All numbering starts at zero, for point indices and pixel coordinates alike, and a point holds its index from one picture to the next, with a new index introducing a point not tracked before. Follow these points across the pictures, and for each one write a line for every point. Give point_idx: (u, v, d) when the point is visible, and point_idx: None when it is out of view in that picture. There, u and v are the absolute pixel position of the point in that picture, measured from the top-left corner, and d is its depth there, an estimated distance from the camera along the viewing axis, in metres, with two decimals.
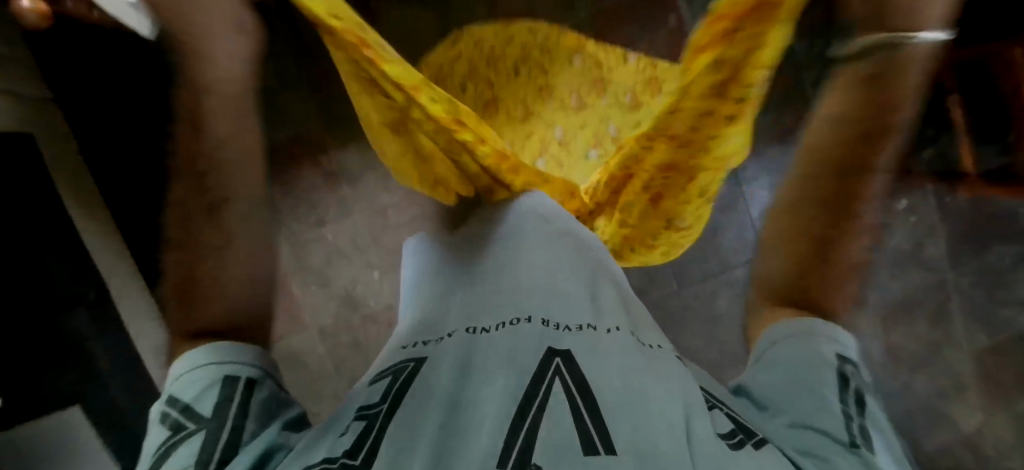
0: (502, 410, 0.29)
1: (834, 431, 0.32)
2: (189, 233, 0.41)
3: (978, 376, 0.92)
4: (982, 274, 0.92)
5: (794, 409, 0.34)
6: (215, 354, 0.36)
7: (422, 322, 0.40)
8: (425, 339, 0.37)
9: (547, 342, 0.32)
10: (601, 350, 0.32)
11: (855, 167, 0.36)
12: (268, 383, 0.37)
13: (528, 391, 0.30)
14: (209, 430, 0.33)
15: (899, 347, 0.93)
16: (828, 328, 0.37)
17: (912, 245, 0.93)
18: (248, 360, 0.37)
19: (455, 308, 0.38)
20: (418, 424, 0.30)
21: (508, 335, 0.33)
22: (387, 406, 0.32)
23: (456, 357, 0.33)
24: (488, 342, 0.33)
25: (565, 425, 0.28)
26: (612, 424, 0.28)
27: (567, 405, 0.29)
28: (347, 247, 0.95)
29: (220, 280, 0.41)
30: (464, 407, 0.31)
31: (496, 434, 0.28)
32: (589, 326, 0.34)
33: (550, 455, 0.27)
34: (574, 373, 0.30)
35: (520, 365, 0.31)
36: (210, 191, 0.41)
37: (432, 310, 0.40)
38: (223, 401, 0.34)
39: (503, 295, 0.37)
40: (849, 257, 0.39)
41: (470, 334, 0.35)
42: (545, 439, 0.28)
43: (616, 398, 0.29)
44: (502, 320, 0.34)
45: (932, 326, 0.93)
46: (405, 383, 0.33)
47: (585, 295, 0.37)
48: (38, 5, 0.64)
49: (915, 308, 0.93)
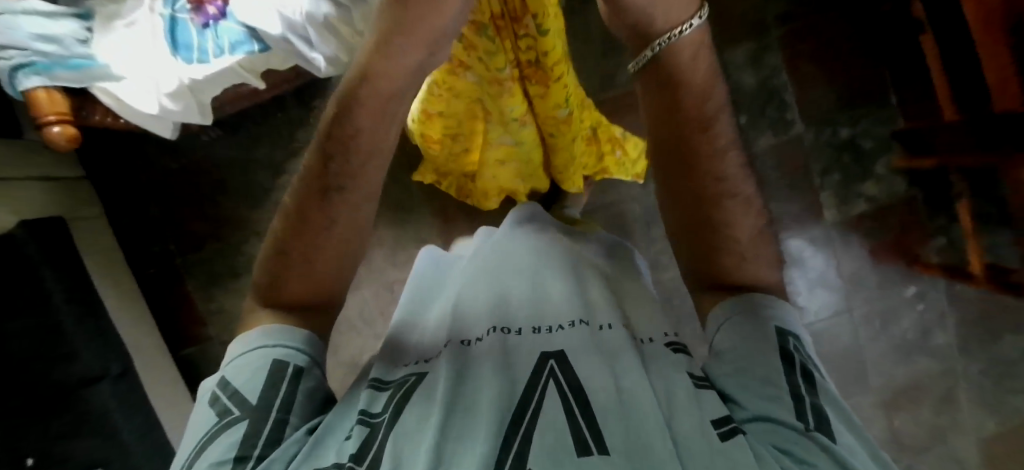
0: (496, 417, 0.29)
1: (787, 417, 0.30)
2: (307, 218, 0.36)
3: (982, 463, 0.91)
4: (990, 364, 0.91)
5: (747, 396, 0.32)
6: (269, 338, 0.36)
7: (410, 338, 0.40)
8: (424, 356, 0.37)
9: (539, 349, 0.33)
10: (591, 346, 0.33)
11: (685, 139, 0.38)
12: (310, 375, 0.36)
13: (522, 402, 0.30)
14: (253, 418, 0.33)
15: (903, 434, 0.92)
16: (765, 303, 0.35)
17: (918, 334, 0.92)
18: (299, 344, 0.36)
19: (450, 318, 0.39)
20: (417, 431, 0.30)
21: (498, 344, 0.34)
22: (388, 415, 0.32)
23: (451, 367, 0.34)
24: (482, 356, 0.34)
25: (559, 424, 0.28)
26: (604, 426, 0.28)
27: (561, 406, 0.29)
28: (357, 320, 0.96)
29: (333, 264, 0.38)
30: (460, 413, 0.31)
31: (493, 439, 0.28)
32: (580, 322, 0.35)
33: (545, 457, 0.27)
34: (567, 374, 0.31)
35: (514, 376, 0.32)
36: (330, 184, 0.35)
37: (424, 317, 0.41)
38: (269, 388, 0.34)
39: (494, 304, 0.38)
40: (745, 228, 0.38)
41: (464, 345, 0.36)
42: (542, 442, 0.28)
43: (607, 396, 0.30)
44: (493, 328, 0.36)
45: (936, 413, 0.92)
46: (407, 393, 0.34)
47: (576, 294, 0.38)
48: (68, 130, 0.72)
49: (921, 394, 0.92)
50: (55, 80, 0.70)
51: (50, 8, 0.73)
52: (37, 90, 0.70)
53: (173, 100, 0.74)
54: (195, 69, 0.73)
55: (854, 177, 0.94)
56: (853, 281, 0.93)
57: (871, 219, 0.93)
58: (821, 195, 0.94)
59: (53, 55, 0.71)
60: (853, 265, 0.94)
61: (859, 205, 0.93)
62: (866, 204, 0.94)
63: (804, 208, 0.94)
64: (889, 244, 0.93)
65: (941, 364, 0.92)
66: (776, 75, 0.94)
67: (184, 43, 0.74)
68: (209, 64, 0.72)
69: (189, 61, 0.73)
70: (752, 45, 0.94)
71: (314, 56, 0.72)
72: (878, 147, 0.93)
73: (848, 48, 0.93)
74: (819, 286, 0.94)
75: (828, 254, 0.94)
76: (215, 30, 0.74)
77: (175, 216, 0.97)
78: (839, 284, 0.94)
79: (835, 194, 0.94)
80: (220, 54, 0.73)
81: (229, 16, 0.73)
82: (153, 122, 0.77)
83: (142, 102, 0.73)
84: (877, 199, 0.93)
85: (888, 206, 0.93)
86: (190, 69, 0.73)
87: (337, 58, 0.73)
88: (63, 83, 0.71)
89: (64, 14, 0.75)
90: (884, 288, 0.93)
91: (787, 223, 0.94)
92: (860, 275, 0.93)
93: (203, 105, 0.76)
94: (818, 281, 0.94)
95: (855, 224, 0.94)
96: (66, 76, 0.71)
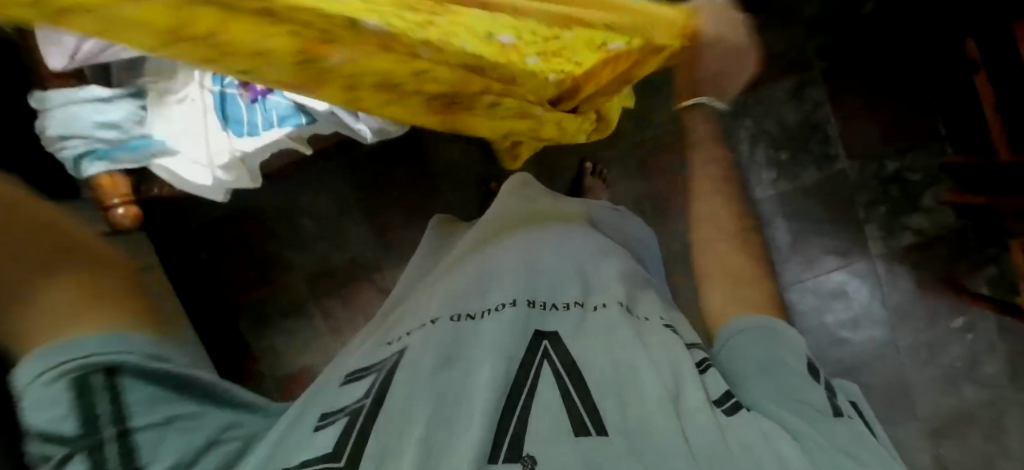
0: (489, 402, 0.31)
1: (822, 405, 0.41)
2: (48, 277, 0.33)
3: None
4: None
5: (788, 390, 0.42)
6: (54, 356, 0.34)
7: (404, 317, 0.44)
8: (409, 331, 0.41)
9: (535, 329, 0.38)
10: (584, 328, 0.39)
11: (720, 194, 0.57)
12: (127, 370, 0.36)
13: (514, 384, 0.33)
14: (87, 445, 0.35)
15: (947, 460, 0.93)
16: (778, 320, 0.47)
17: (968, 365, 0.93)
18: (90, 348, 0.35)
19: (444, 298, 0.43)
20: (405, 414, 0.33)
21: (494, 321, 0.38)
22: (370, 403, 0.35)
23: (440, 343, 0.36)
24: (471, 333, 0.39)
25: (556, 404, 0.32)
26: (601, 408, 0.32)
27: (556, 384, 0.34)
28: None
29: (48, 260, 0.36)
30: (451, 397, 0.33)
31: (488, 425, 0.30)
32: (576, 304, 0.43)
33: (547, 434, 0.30)
34: (560, 354, 0.36)
35: (507, 347, 0.35)
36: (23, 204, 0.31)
37: (428, 294, 0.46)
38: (85, 408, 0.35)
39: (480, 289, 0.44)
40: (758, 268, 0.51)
41: (455, 321, 0.39)
42: (538, 421, 0.31)
43: (601, 375, 0.35)
44: (487, 307, 0.41)
45: (988, 442, 0.92)
46: (387, 379, 0.36)
47: (576, 282, 0.45)
48: (131, 210, 0.80)
49: (965, 419, 0.93)
50: (117, 164, 0.75)
51: (107, 92, 0.73)
52: (99, 172, 0.75)
53: (225, 170, 0.76)
54: (246, 142, 0.74)
55: (896, 209, 0.93)
56: (899, 314, 0.94)
57: (919, 252, 0.93)
58: (864, 228, 0.94)
59: (114, 140, 0.73)
60: (899, 295, 0.94)
61: (904, 237, 0.93)
62: (913, 236, 0.93)
63: (850, 243, 0.95)
64: (937, 274, 0.93)
65: (994, 396, 0.92)
66: (818, 110, 0.94)
67: (233, 115, 0.74)
68: (259, 141, 0.74)
69: (242, 135, 0.74)
70: (793, 80, 0.94)
71: (360, 127, 0.74)
72: (924, 180, 0.92)
73: (895, 81, 0.91)
74: (864, 318, 0.95)
75: (874, 286, 0.95)
76: (264, 104, 0.74)
77: (263, 223, 1.09)
78: (882, 314, 0.95)
79: (880, 227, 0.94)
80: (270, 128, 0.74)
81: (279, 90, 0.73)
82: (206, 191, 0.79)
83: (198, 176, 0.76)
84: (924, 231, 0.93)
85: (936, 237, 0.92)
86: (242, 141, 0.75)
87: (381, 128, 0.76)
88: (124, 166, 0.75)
89: (120, 94, 0.74)
90: (933, 321, 0.93)
91: (833, 257, 0.95)
92: (902, 307, 0.94)
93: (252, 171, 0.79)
94: (863, 313, 0.95)
95: (902, 257, 0.94)
96: (127, 158, 0.75)
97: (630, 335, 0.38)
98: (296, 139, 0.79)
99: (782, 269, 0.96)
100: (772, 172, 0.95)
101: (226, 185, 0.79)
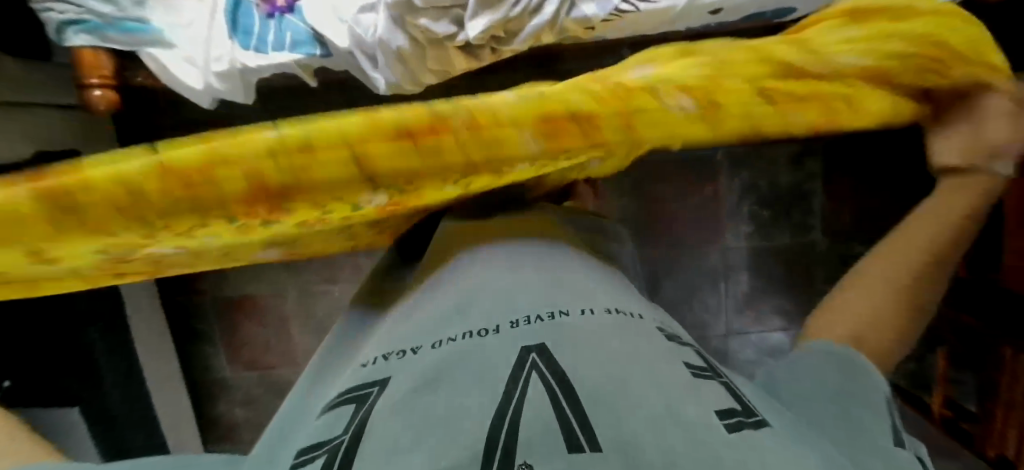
0: (477, 427, 0.28)
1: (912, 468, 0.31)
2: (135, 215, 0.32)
3: None
4: None
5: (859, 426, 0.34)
6: None
7: (385, 340, 0.41)
8: (385, 358, 0.38)
9: (521, 344, 0.34)
10: (577, 330, 0.35)
11: None
12: None
13: (501, 399, 0.30)
14: None
15: None
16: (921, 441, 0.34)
17: None
18: None
19: (419, 324, 0.40)
20: (379, 451, 0.28)
21: (474, 343, 0.35)
22: (347, 437, 0.31)
23: (419, 377, 0.33)
24: (450, 356, 0.34)
25: (546, 420, 0.28)
26: (593, 422, 0.28)
27: (544, 395, 0.30)
28: None
29: None
30: (434, 424, 0.29)
31: (469, 450, 0.26)
32: (563, 313, 0.37)
33: (535, 450, 0.26)
34: (550, 366, 0.32)
35: (498, 366, 0.32)
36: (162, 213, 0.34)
37: (405, 316, 0.42)
38: None
39: (457, 309, 0.40)
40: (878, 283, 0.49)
41: (436, 344, 0.36)
42: (527, 440, 0.27)
43: (594, 387, 0.30)
44: (469, 330, 0.37)
45: None
46: (366, 413, 0.32)
47: (574, 284, 0.41)
48: (109, 95, 0.81)
49: None
50: (105, 41, 0.78)
51: None
52: (84, 48, 0.78)
53: (221, 79, 0.82)
54: (250, 56, 0.80)
55: None
56: None
57: None
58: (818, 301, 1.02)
59: (107, 17, 0.78)
60: None
61: None
62: None
63: (797, 308, 1.03)
64: None
65: None
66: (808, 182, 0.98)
67: (244, 28, 0.81)
68: (264, 56, 0.80)
69: (247, 48, 0.81)
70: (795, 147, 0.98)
71: (375, 76, 0.80)
72: None
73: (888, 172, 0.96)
74: None
75: None
76: (278, 21, 0.82)
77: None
78: None
79: None
80: (280, 48, 0.81)
81: (296, 14, 0.81)
82: (192, 96, 0.84)
83: (191, 78, 0.81)
84: None
85: None
86: (246, 54, 0.81)
87: (397, 83, 0.80)
88: (110, 45, 0.79)
89: None
90: None
91: (779, 317, 1.04)
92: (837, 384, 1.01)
93: (247, 85, 0.84)
94: None
95: None
96: (116, 38, 0.78)
97: (628, 349, 0.33)
98: (304, 69, 0.83)
99: (731, 318, 1.05)
100: (750, 227, 1.01)
101: (216, 94, 0.84)
